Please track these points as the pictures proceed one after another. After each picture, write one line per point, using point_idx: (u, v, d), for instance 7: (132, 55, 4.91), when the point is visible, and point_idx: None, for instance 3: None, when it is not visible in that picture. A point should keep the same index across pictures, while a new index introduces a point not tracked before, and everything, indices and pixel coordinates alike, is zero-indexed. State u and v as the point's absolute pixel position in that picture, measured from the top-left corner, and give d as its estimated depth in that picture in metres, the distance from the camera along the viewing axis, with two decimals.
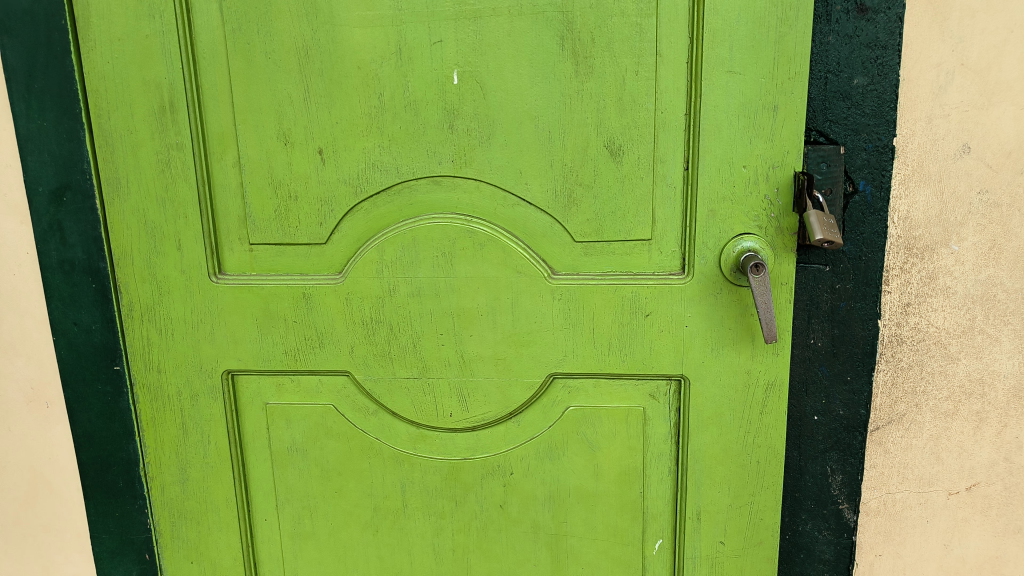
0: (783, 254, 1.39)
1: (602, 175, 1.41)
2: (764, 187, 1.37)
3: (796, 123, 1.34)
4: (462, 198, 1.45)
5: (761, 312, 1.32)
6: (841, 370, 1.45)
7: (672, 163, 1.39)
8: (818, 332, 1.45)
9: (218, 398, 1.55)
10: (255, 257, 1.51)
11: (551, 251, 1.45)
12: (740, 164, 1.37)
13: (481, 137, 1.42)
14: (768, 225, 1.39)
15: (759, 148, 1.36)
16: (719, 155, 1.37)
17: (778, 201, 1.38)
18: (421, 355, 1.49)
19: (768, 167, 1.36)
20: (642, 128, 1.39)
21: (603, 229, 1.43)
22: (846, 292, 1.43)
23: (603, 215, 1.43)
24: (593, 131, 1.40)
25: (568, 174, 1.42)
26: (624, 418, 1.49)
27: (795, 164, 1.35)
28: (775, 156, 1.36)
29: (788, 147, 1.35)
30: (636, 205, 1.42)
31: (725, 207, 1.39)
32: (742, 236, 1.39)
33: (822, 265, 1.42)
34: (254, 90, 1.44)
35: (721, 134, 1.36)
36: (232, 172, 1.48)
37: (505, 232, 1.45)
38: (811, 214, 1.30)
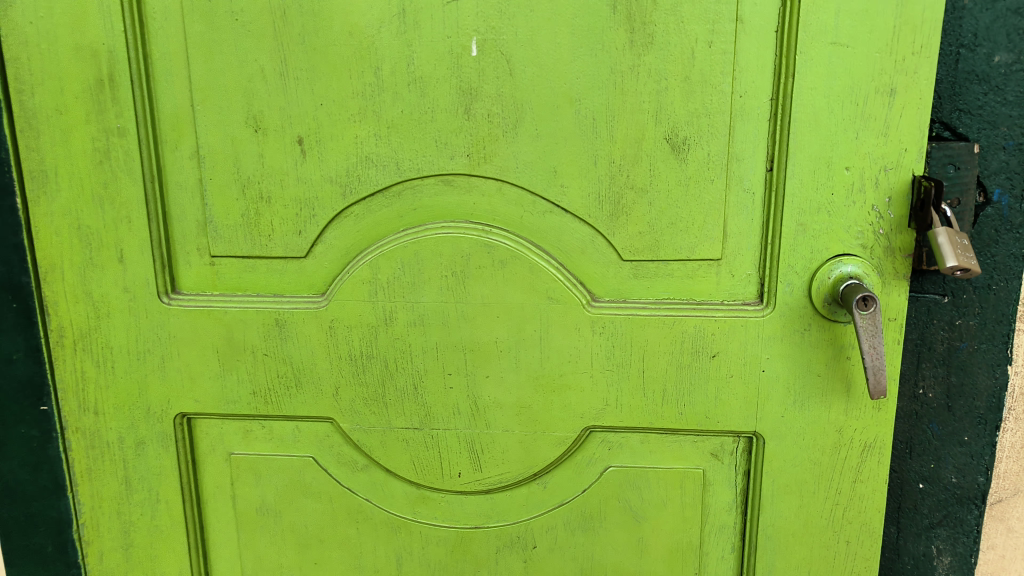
0: (893, 282, 1.08)
1: (659, 175, 1.10)
2: (872, 194, 1.07)
3: (919, 112, 1.03)
4: (479, 202, 1.14)
5: (867, 358, 1.03)
6: (956, 428, 1.16)
7: (751, 161, 1.09)
8: (929, 380, 1.15)
9: (170, 446, 1.24)
10: (218, 272, 1.21)
11: (592, 271, 1.14)
12: (842, 164, 1.06)
13: (506, 124, 1.11)
14: (876, 244, 1.08)
15: (869, 144, 1.05)
16: (815, 153, 1.06)
17: (891, 215, 1.07)
18: (424, 401, 1.18)
19: (877, 169, 1.06)
20: (715, 116, 1.08)
21: (659, 244, 1.13)
22: (969, 331, 1.13)
23: (659, 227, 1.12)
24: (651, 118, 1.09)
25: (615, 174, 1.11)
26: (679, 483, 1.18)
27: (915, 165, 1.05)
28: (889, 155, 1.05)
29: (906, 145, 1.04)
30: (703, 215, 1.11)
31: (819, 220, 1.08)
32: (841, 259, 1.09)
33: (939, 295, 1.12)
34: (217, 61, 1.14)
35: (819, 125, 1.05)
36: (189, 166, 1.18)
37: (534, 247, 1.14)
38: (939, 233, 1.00)
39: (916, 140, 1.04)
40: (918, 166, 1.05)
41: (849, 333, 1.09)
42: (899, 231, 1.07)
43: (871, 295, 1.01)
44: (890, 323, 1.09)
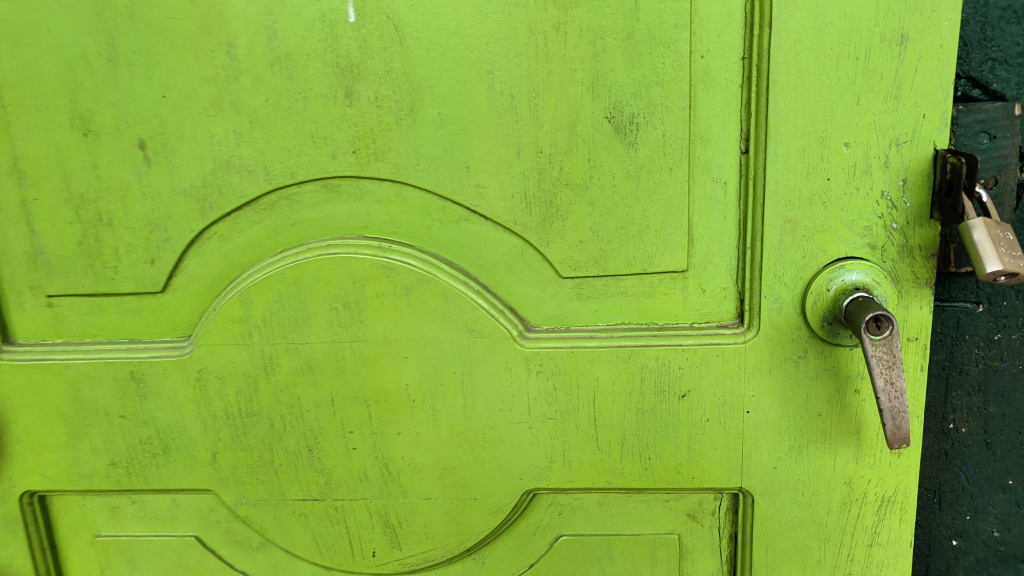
0: (913, 292, 0.84)
1: (601, 166, 0.85)
2: (881, 177, 0.82)
3: (942, 64, 0.78)
4: (373, 211, 0.89)
5: (882, 397, 0.78)
6: (995, 472, 0.93)
7: (721, 140, 0.84)
8: (962, 412, 0.91)
9: (18, 532, 1.00)
10: (59, 316, 0.96)
11: (523, 295, 0.89)
12: (841, 140, 0.82)
13: (400, 109, 0.86)
14: (889, 242, 0.83)
15: (876, 111, 0.80)
16: (805, 125, 0.82)
17: (908, 203, 0.82)
18: (322, 466, 0.94)
19: (887, 143, 0.81)
20: (670, 84, 0.83)
21: (607, 255, 0.88)
22: (1011, 345, 0.88)
23: (605, 234, 0.87)
24: (585, 92, 0.84)
25: (545, 168, 0.86)
26: (649, 552, 0.94)
27: (936, 137, 0.80)
28: (903, 125, 0.80)
29: (924, 110, 0.80)
30: (661, 215, 0.86)
31: (812, 213, 0.84)
32: (844, 264, 0.84)
33: (973, 304, 0.88)
34: (26, 45, 0.87)
35: (809, 88, 0.80)
36: (8, 183, 0.92)
37: (449, 267, 0.89)
38: (976, 227, 0.75)
39: (938, 102, 0.79)
40: (941, 135, 0.80)
41: (856, 361, 0.84)
42: (920, 224, 0.83)
43: (888, 313, 0.76)
44: (909, 345, 0.85)
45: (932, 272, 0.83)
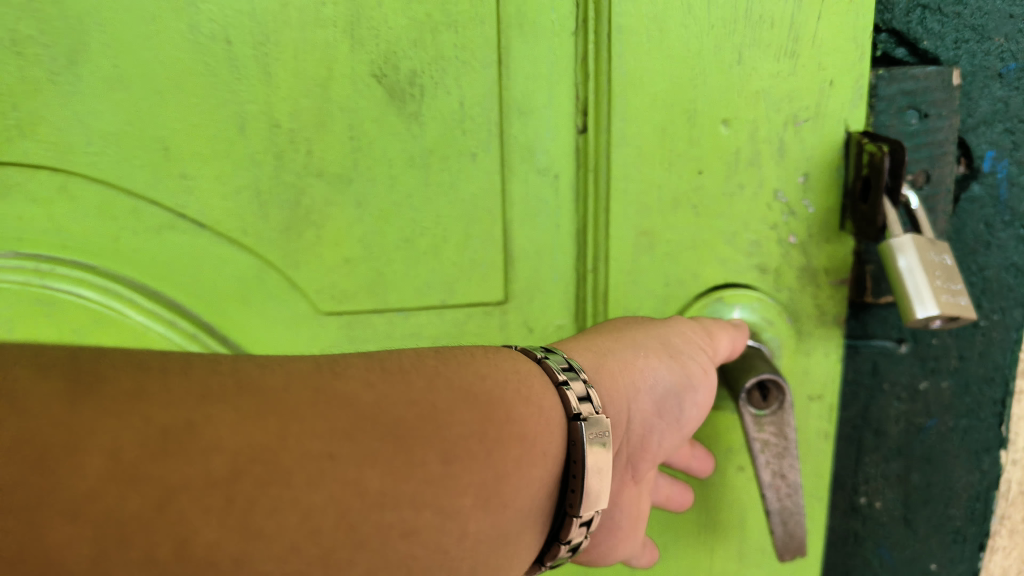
0: (817, 333, 0.61)
1: (373, 150, 0.60)
2: (772, 169, 0.58)
3: (856, 9, 0.54)
4: (34, 219, 0.62)
5: (769, 493, 0.56)
6: (916, 557, 0.73)
7: (547, 115, 0.60)
8: (875, 483, 0.71)
9: None
10: None
11: (263, 332, 0.66)
12: (716, 115, 0.57)
13: (52, 59, 0.57)
14: (786, 265, 0.60)
15: (765, 74, 0.56)
16: (665, 95, 0.57)
17: (811, 208, 0.58)
18: None
19: (783, 122, 0.57)
20: (465, 30, 0.57)
21: (387, 278, 0.64)
22: (940, 396, 0.68)
23: (381, 251, 0.63)
24: (340, 38, 0.57)
25: (283, 149, 0.60)
26: None
27: (848, 113, 0.56)
28: (804, 96, 0.56)
29: (831, 75, 0.55)
30: (463, 224, 0.62)
31: (680, 223, 0.60)
32: (722, 297, 0.61)
33: (894, 342, 0.67)
34: None
35: (671, 41, 0.56)
36: None
37: (143, 296, 0.64)
38: (904, 253, 0.51)
39: (851, 62, 0.55)
40: (856, 112, 0.56)
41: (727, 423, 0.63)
42: (825, 239, 0.59)
43: (779, 377, 0.53)
44: (810, 405, 0.63)
45: (842, 307, 0.60)
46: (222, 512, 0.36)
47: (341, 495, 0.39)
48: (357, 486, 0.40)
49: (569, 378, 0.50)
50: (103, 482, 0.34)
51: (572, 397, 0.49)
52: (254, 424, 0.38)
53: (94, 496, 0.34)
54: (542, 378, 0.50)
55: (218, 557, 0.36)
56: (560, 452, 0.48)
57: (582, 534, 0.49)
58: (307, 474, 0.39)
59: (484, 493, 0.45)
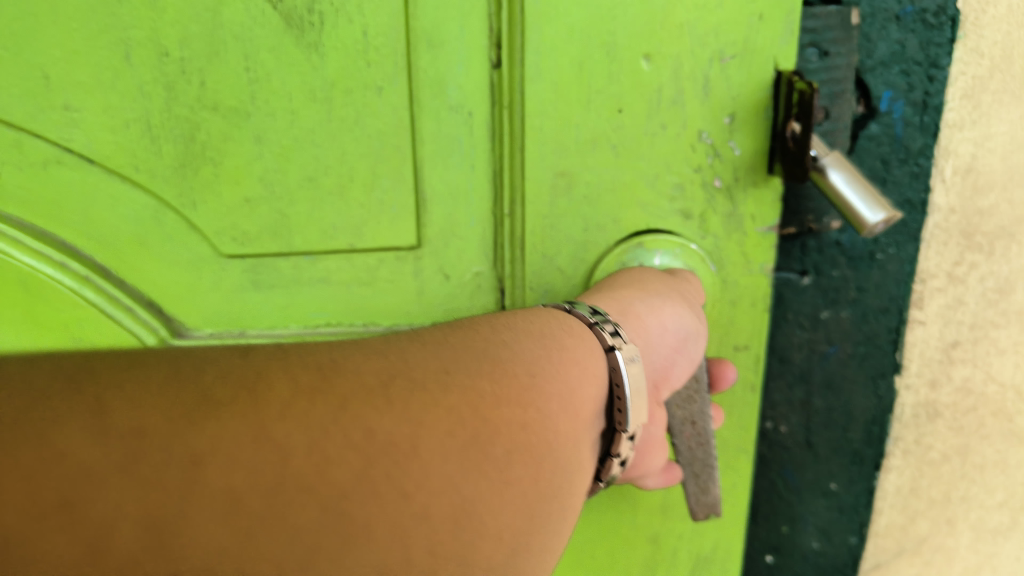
0: (743, 283, 0.62)
1: (270, 81, 0.60)
2: (695, 107, 0.57)
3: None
4: None
5: (680, 441, 0.63)
6: (817, 476, 0.77)
7: (457, 46, 0.59)
8: (781, 409, 0.75)
9: None
10: None
11: (161, 273, 0.66)
12: (637, 49, 0.56)
13: None
14: (711, 211, 0.60)
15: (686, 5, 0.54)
16: (583, 26, 0.55)
17: (736, 149, 0.57)
18: None
19: (708, 57, 0.55)
20: None
21: (292, 221, 0.64)
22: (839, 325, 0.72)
23: (285, 190, 0.63)
24: None
25: (175, 79, 0.60)
26: None
27: (773, 48, 0.55)
28: (731, 29, 0.54)
29: (760, 6, 0.54)
30: (370, 163, 0.62)
31: (598, 165, 0.59)
32: (643, 243, 0.61)
33: (797, 274, 0.70)
34: None
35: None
36: None
37: (29, 235, 0.63)
38: (834, 167, 0.52)
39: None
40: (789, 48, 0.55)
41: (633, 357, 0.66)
42: (754, 183, 0.58)
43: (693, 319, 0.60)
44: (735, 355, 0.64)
45: (768, 256, 0.60)
46: (349, 448, 0.34)
47: (457, 398, 0.39)
48: (464, 394, 0.39)
49: (601, 320, 0.51)
50: (282, 429, 0.33)
51: (607, 333, 0.50)
52: (326, 375, 0.37)
53: (277, 420, 0.33)
54: (576, 321, 0.51)
55: (387, 445, 0.35)
56: (606, 375, 0.49)
57: (628, 448, 0.51)
58: (414, 384, 0.38)
59: (575, 411, 0.45)
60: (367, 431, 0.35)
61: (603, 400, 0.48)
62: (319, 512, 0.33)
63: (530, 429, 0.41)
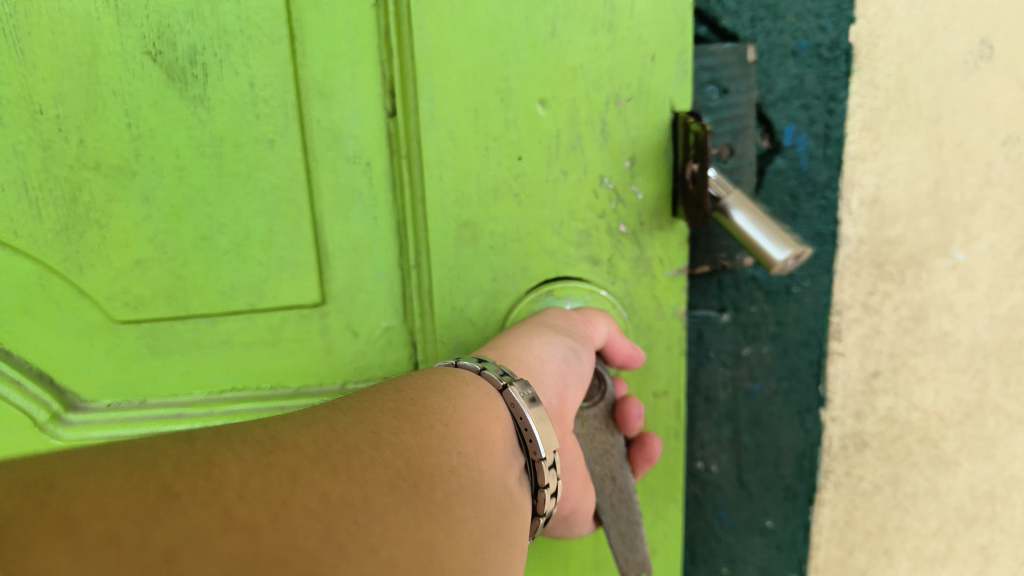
0: (657, 327, 0.61)
1: (155, 137, 0.60)
2: (596, 150, 0.57)
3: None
4: None
5: (603, 500, 0.61)
6: (751, 514, 0.75)
7: (351, 99, 0.58)
8: (710, 447, 0.74)
9: None
10: None
11: (50, 345, 0.65)
12: (532, 95, 0.56)
13: None
14: (619, 256, 0.59)
15: (576, 49, 0.55)
16: (475, 71, 0.55)
17: (639, 193, 0.58)
18: None
19: (605, 101, 0.56)
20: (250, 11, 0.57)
21: (186, 282, 0.63)
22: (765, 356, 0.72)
23: (176, 248, 0.62)
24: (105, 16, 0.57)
25: (53, 141, 0.60)
26: None
27: (668, 90, 0.56)
28: (624, 71, 0.55)
29: (652, 49, 0.55)
30: (264, 219, 0.61)
31: (502, 215, 0.58)
32: (554, 292, 0.60)
33: (716, 311, 0.70)
34: None
35: (478, 15, 0.54)
36: None
37: None
38: (736, 208, 0.52)
39: (667, 37, 0.55)
40: (682, 87, 0.56)
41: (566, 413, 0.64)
42: (663, 222, 0.59)
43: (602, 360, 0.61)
44: (656, 401, 0.64)
45: (679, 298, 0.60)
46: (261, 446, 0.34)
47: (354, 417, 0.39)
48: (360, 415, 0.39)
49: (509, 382, 0.50)
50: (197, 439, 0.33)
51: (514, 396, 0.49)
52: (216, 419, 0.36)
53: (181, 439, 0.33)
54: (468, 371, 0.50)
55: (302, 441, 0.35)
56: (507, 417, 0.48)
57: (553, 506, 0.50)
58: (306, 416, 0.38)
59: (485, 446, 0.44)
60: (278, 437, 0.35)
61: (513, 440, 0.48)
62: (261, 481, 0.31)
63: (424, 528, 0.35)
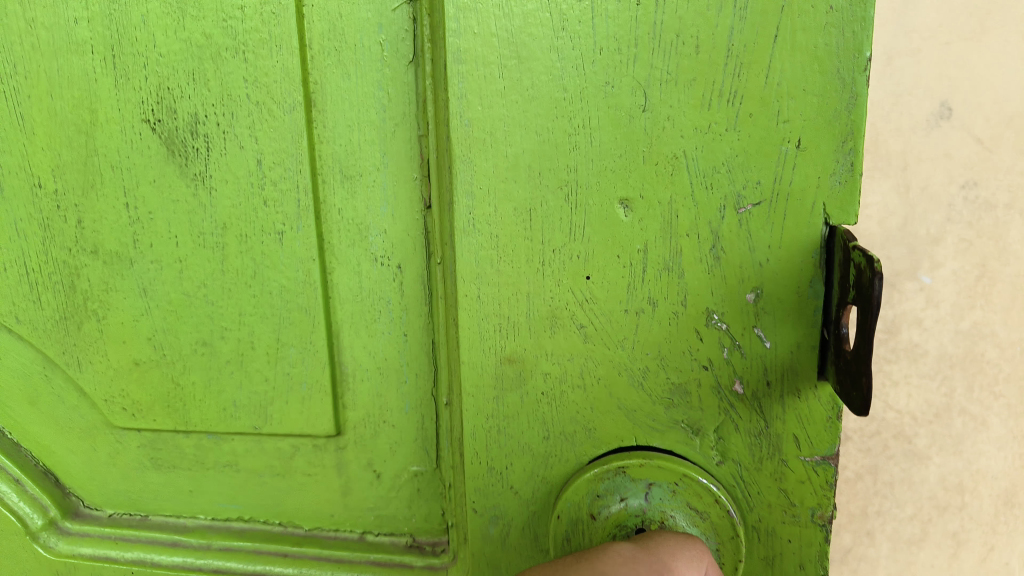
0: (783, 527, 0.47)
1: (157, 223, 0.51)
2: (711, 270, 0.44)
3: (836, 46, 0.40)
4: None
5: None
6: None
7: (381, 189, 0.50)
8: None
9: None
10: None
11: (58, 443, 0.59)
12: (611, 194, 0.44)
13: None
14: (730, 426, 0.46)
15: (682, 135, 0.43)
16: (534, 162, 0.44)
17: (766, 341, 0.45)
18: None
19: (724, 200, 0.43)
20: (264, 76, 0.48)
21: (186, 390, 0.55)
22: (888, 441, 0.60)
23: (178, 350, 0.54)
24: (101, 73, 0.49)
25: (43, 217, 0.52)
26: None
27: (820, 191, 0.42)
28: (752, 164, 0.42)
29: (795, 132, 0.42)
30: (276, 329, 0.52)
31: (560, 351, 0.47)
32: (628, 471, 0.47)
33: None
34: None
35: (541, 85, 0.43)
36: None
37: None
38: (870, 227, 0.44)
39: (822, 118, 0.41)
40: (837, 191, 0.42)
41: None
42: (799, 390, 0.45)
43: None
44: None
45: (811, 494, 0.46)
46: None
47: None
48: None
49: None
50: None
51: None
52: None
53: None
54: None
55: None
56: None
57: None
58: None
59: None
60: None
61: None
62: None
63: None
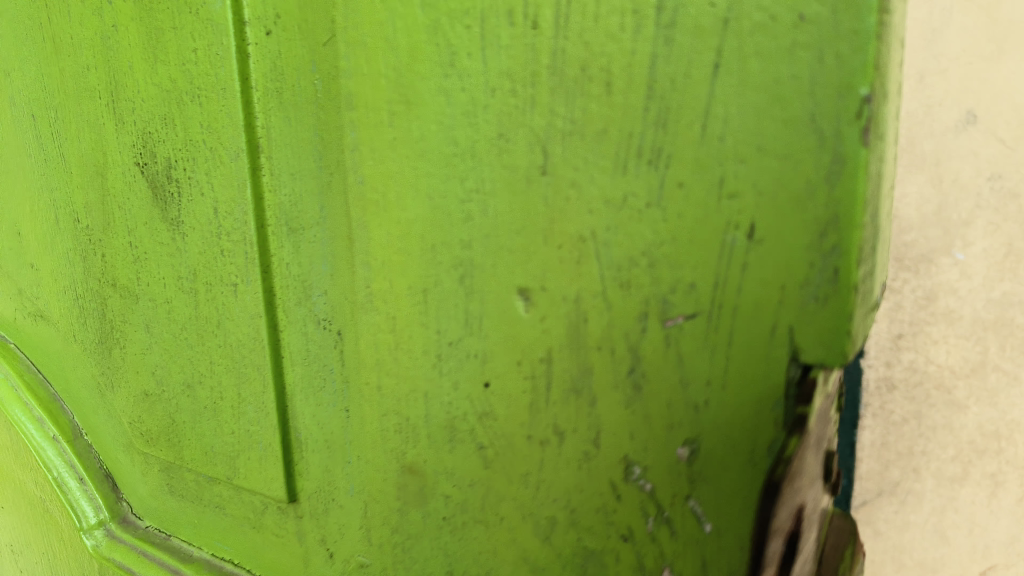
0: None
1: (152, 263, 0.52)
2: (628, 404, 0.31)
3: (812, 85, 0.25)
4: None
5: None
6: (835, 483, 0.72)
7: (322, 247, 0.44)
8: None
9: None
10: None
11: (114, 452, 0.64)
12: (508, 282, 0.33)
13: None
14: None
15: (590, 210, 0.30)
16: (426, 233, 0.35)
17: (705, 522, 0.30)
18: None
19: (643, 307, 0.29)
20: (215, 121, 0.45)
21: (180, 428, 0.55)
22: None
23: (172, 388, 0.55)
24: (108, 117, 0.51)
25: (83, 246, 0.56)
26: None
27: (781, 311, 0.27)
28: (681, 262, 0.28)
29: (743, 215, 0.27)
30: (236, 383, 0.50)
31: (461, 472, 0.37)
32: None
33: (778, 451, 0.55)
34: None
35: (431, 137, 0.34)
36: None
37: (33, 384, 0.68)
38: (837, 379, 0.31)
39: (789, 196, 0.26)
40: (812, 306, 0.26)
41: None
42: None
43: None
44: None
45: None
46: None
47: None
48: None
49: None
50: None
51: None
52: None
53: None
54: None
55: None
56: None
57: None
58: None
59: None
60: None
61: None
62: None
63: None
